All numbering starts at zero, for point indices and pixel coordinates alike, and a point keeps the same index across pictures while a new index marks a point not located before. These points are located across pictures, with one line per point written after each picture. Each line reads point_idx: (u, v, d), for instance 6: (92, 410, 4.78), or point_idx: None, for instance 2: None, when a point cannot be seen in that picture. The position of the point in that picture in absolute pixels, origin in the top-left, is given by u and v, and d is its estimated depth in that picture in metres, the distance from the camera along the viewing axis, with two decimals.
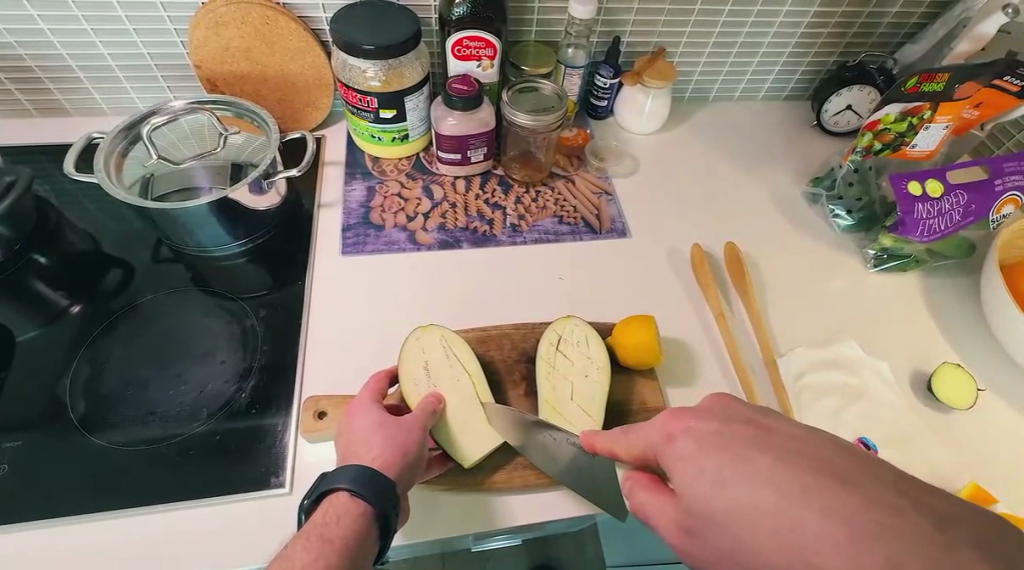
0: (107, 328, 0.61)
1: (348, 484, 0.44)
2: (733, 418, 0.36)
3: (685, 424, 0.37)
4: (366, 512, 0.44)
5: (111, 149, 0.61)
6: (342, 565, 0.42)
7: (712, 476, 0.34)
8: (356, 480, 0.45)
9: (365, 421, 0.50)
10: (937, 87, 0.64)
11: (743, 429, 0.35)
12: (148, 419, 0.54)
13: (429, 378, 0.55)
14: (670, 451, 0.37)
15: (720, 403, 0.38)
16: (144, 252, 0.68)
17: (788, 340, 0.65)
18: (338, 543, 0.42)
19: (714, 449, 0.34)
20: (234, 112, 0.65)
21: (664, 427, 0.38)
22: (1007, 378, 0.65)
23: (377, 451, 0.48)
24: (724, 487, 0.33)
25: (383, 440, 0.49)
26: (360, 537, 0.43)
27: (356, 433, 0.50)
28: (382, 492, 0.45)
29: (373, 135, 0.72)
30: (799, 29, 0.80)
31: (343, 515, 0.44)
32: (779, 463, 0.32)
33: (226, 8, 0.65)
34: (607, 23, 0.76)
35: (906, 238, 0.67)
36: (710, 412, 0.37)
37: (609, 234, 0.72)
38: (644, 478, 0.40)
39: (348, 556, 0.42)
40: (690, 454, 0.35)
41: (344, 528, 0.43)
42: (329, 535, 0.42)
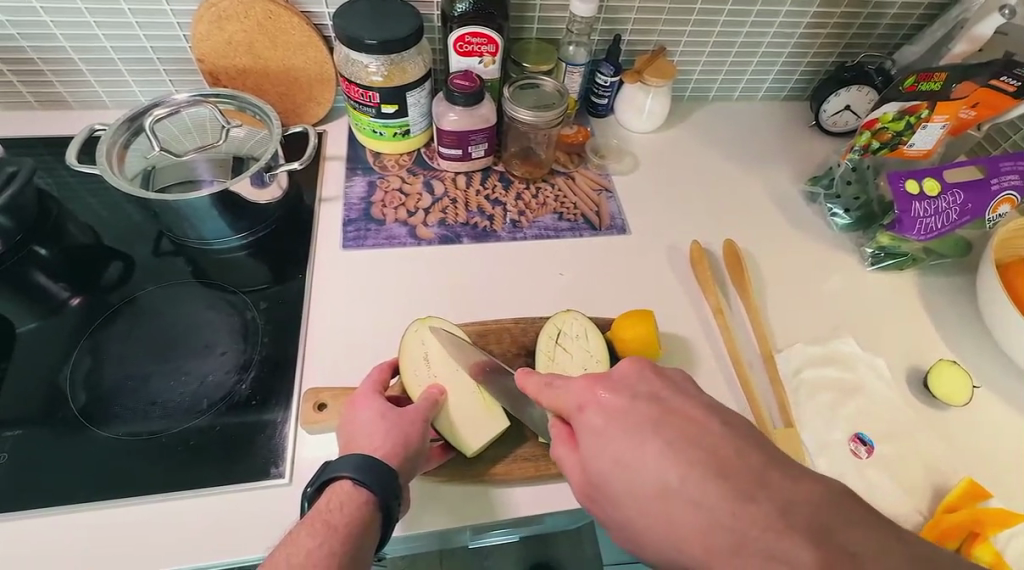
0: (107, 320, 0.61)
1: (353, 473, 0.45)
2: (644, 394, 0.39)
3: (606, 397, 0.39)
4: (370, 500, 0.45)
5: (114, 141, 0.61)
6: (347, 552, 0.42)
7: (614, 455, 0.36)
8: (360, 469, 0.45)
9: (366, 413, 0.51)
10: (935, 87, 0.65)
11: (646, 406, 0.37)
12: (150, 410, 0.55)
13: (430, 370, 0.55)
14: (580, 419, 0.39)
15: (640, 378, 0.40)
16: (145, 245, 0.68)
17: (786, 336, 0.66)
18: (344, 530, 0.43)
19: (619, 422, 0.37)
20: (236, 106, 0.66)
21: (596, 397, 0.39)
22: (1003, 375, 0.65)
23: (379, 442, 0.48)
24: (637, 467, 0.35)
25: (385, 431, 0.49)
26: (363, 525, 0.44)
27: (358, 424, 0.50)
28: (386, 481, 0.45)
29: (374, 130, 0.72)
30: (798, 29, 0.80)
31: (347, 503, 0.44)
32: (668, 439, 0.35)
33: (230, 2, 0.65)
34: (608, 22, 0.76)
35: (903, 236, 0.67)
36: (625, 387, 0.39)
37: (609, 230, 0.72)
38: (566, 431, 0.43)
39: (353, 543, 0.43)
40: (599, 427, 0.38)
41: (348, 516, 0.44)
42: (334, 522, 0.43)
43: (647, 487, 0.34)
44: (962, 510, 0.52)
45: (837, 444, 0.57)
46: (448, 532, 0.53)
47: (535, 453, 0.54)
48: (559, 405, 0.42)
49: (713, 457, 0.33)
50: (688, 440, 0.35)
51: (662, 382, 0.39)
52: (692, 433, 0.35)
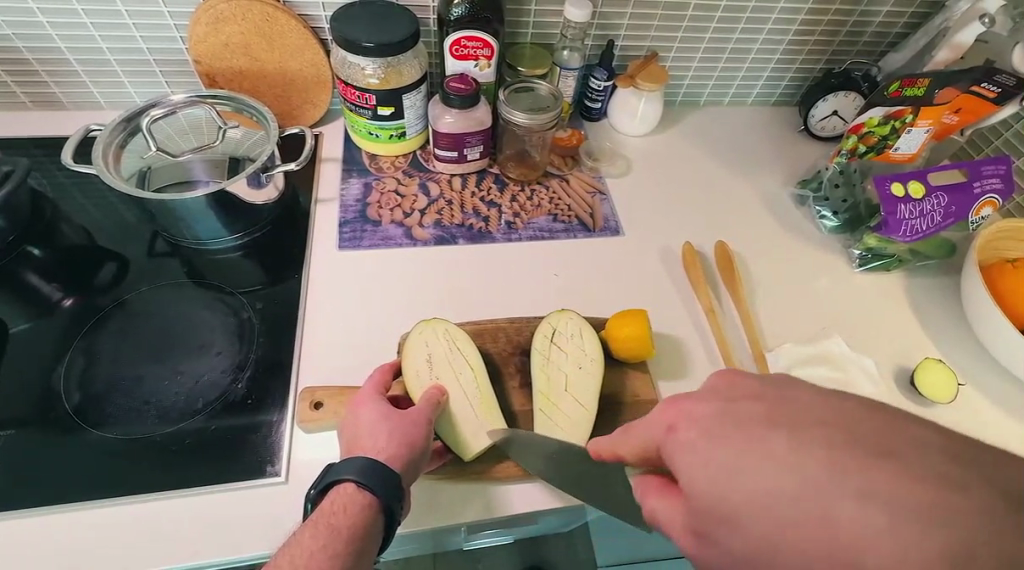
0: (100, 320, 0.61)
1: (356, 476, 0.45)
2: (739, 397, 0.34)
3: (702, 408, 0.34)
4: (373, 502, 0.45)
5: (110, 141, 0.61)
6: (348, 554, 0.43)
7: (722, 469, 0.31)
8: (363, 472, 0.45)
9: (370, 415, 0.51)
10: (919, 92, 0.67)
11: (753, 410, 0.32)
12: (145, 410, 0.54)
13: (431, 371, 0.56)
14: (671, 443, 0.34)
15: (720, 381, 0.36)
16: (140, 246, 0.68)
17: (776, 336, 0.67)
18: (346, 532, 0.43)
19: (723, 436, 0.32)
20: (233, 107, 0.66)
21: (695, 412, 0.34)
22: (987, 373, 0.67)
23: (382, 443, 0.49)
24: (756, 478, 0.29)
25: (387, 432, 0.49)
26: (366, 527, 0.44)
27: (361, 426, 0.50)
28: (388, 483, 0.45)
29: (370, 132, 0.73)
30: (787, 36, 0.82)
31: (351, 505, 0.45)
32: (793, 443, 0.29)
33: (227, 5, 0.66)
34: (601, 27, 0.77)
35: (890, 238, 0.69)
36: (711, 394, 0.35)
37: (603, 232, 0.73)
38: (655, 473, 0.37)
39: (354, 545, 0.43)
40: (697, 444, 0.32)
41: (351, 517, 0.44)
42: (336, 525, 0.44)
43: (795, 506, 0.28)
44: None
45: None
46: (445, 529, 0.53)
47: None
48: (640, 434, 0.37)
49: (874, 455, 0.28)
50: (821, 441, 0.29)
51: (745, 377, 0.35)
52: (829, 431, 0.29)
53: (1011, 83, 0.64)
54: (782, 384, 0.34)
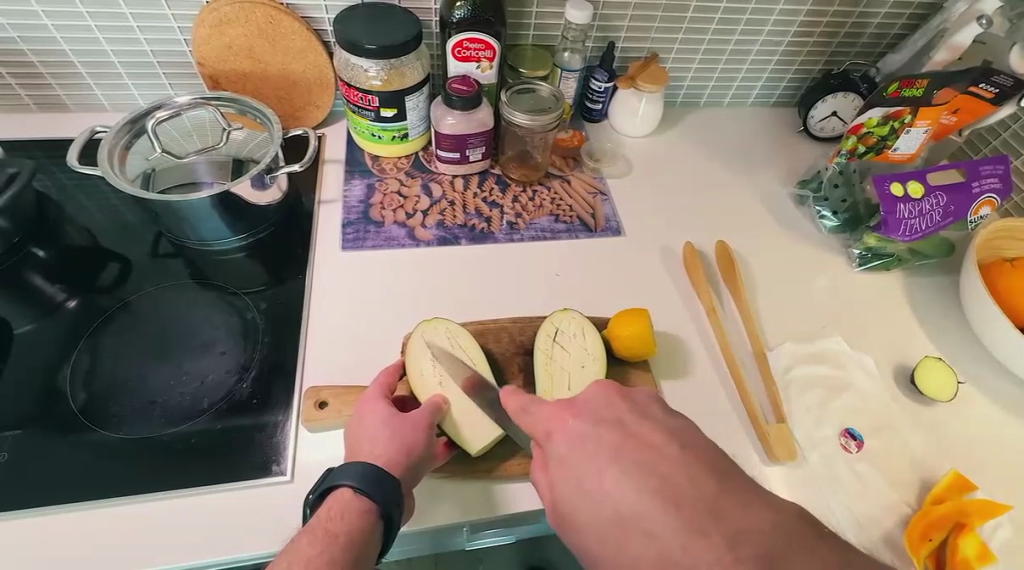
0: (105, 321, 0.61)
1: (353, 481, 0.46)
2: (608, 420, 0.40)
3: (574, 423, 0.41)
4: (371, 508, 0.45)
5: (115, 142, 0.61)
6: (348, 559, 0.43)
7: (574, 480, 0.38)
8: (362, 478, 0.46)
9: (374, 417, 0.51)
10: (916, 93, 0.67)
11: (610, 433, 0.39)
12: (150, 409, 0.55)
13: (437, 370, 0.56)
14: (548, 447, 0.41)
15: (606, 404, 0.42)
16: (144, 247, 0.68)
17: (777, 335, 0.67)
18: (344, 538, 0.43)
19: (585, 450, 0.39)
20: (237, 109, 0.66)
21: (569, 426, 0.41)
22: (986, 372, 0.67)
23: (382, 448, 0.49)
24: (597, 494, 0.36)
25: (389, 436, 0.50)
26: (364, 533, 0.44)
27: (364, 428, 0.51)
28: (387, 489, 0.46)
29: (373, 133, 0.73)
30: (786, 37, 0.83)
31: (348, 511, 0.45)
32: (629, 467, 0.36)
33: (230, 7, 0.66)
34: (602, 29, 0.78)
35: (889, 237, 0.69)
36: (590, 414, 0.41)
37: (604, 232, 0.74)
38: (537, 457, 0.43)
39: (354, 550, 0.43)
40: (562, 452, 0.40)
41: (349, 524, 0.44)
42: (334, 531, 0.44)
43: (616, 526, 0.34)
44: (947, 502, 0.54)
45: (826, 439, 0.59)
46: (451, 526, 0.54)
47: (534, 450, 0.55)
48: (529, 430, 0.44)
49: (670, 486, 0.34)
50: (647, 467, 0.36)
51: (623, 405, 0.41)
52: (654, 462, 0.36)
53: (1009, 84, 0.65)
54: (645, 417, 0.40)
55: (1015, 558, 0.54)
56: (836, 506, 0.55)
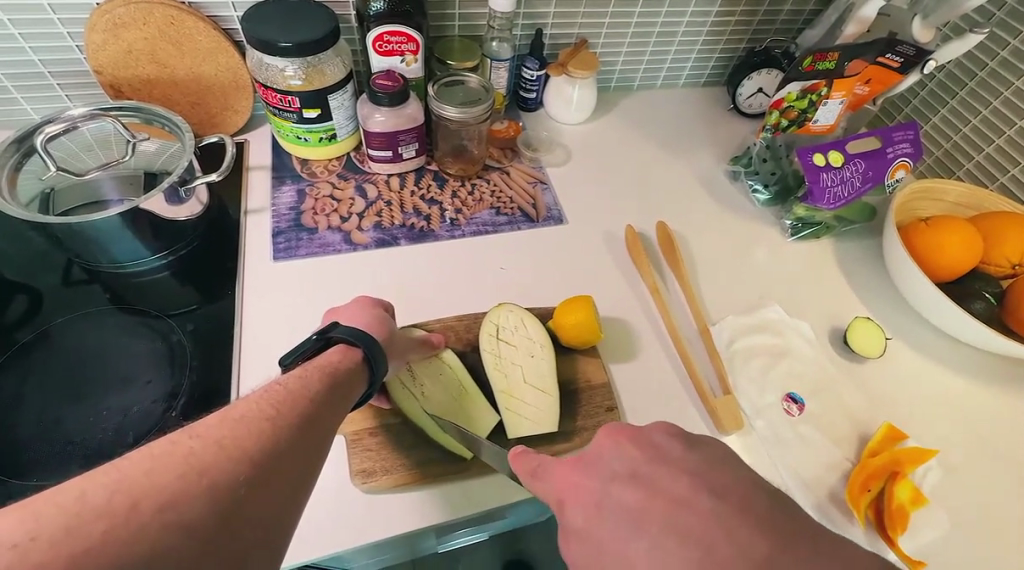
0: (10, 360, 0.56)
1: (344, 335, 0.47)
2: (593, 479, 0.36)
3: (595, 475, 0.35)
4: (359, 357, 0.47)
5: (2, 164, 0.56)
6: (334, 377, 0.43)
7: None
8: (352, 335, 0.47)
9: (349, 317, 0.52)
10: (830, 65, 0.70)
11: (624, 498, 0.33)
12: (67, 450, 0.51)
13: (416, 382, 0.55)
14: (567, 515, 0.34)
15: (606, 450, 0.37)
16: (53, 275, 0.63)
17: (719, 309, 0.69)
18: (332, 367, 0.44)
19: (606, 518, 0.32)
20: (142, 118, 0.62)
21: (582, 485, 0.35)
22: (913, 326, 0.71)
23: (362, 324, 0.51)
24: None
25: (364, 318, 0.52)
26: (351, 373, 0.45)
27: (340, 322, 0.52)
28: (373, 352, 0.47)
29: (298, 136, 0.70)
30: (709, 18, 0.84)
31: (339, 357, 0.46)
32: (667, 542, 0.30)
33: (125, 9, 0.61)
34: (528, 17, 0.77)
35: (816, 206, 0.72)
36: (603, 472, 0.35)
37: (546, 221, 0.73)
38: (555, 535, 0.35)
39: (340, 375, 0.44)
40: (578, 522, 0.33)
41: (339, 363, 0.45)
42: (327, 364, 0.44)
43: None
44: (883, 454, 0.57)
45: (771, 406, 0.61)
46: (414, 534, 0.52)
47: None
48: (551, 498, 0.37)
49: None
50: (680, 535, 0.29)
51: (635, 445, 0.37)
52: (686, 534, 0.29)
53: (912, 53, 0.68)
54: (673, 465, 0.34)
55: (945, 499, 0.58)
56: (784, 469, 0.57)
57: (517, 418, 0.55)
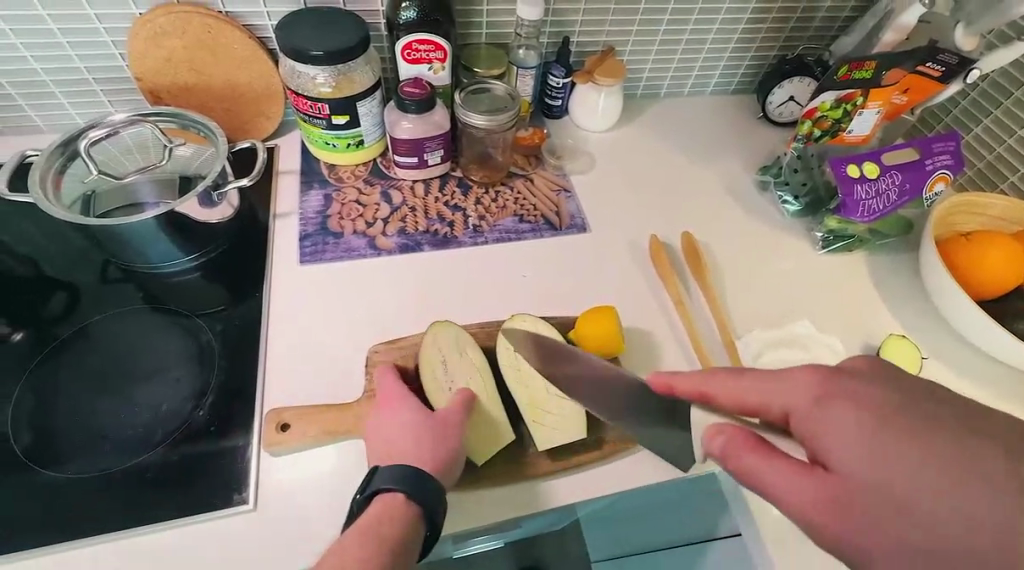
0: (50, 355, 0.58)
1: (395, 485, 0.46)
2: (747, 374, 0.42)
3: (807, 382, 0.39)
4: (415, 511, 0.46)
5: (47, 167, 0.58)
6: (393, 543, 0.44)
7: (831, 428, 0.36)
8: (403, 482, 0.46)
9: (401, 438, 0.50)
10: (866, 75, 0.68)
11: (845, 405, 0.37)
12: (101, 443, 0.53)
13: (446, 373, 0.56)
14: (816, 413, 0.37)
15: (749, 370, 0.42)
16: (91, 273, 0.65)
17: (745, 322, 0.67)
18: (388, 535, 0.44)
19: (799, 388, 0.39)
20: (178, 124, 0.64)
21: (795, 389, 0.39)
22: (951, 345, 0.68)
23: (416, 454, 0.49)
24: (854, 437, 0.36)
25: (418, 440, 0.50)
26: (408, 530, 0.45)
27: (391, 436, 0.51)
28: (427, 491, 0.46)
29: (327, 142, 0.71)
30: (739, 25, 0.83)
31: (395, 514, 0.45)
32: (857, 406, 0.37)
33: (165, 18, 0.63)
34: (555, 24, 0.77)
35: (849, 219, 0.70)
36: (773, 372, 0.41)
37: (569, 229, 0.73)
38: (741, 437, 0.38)
39: (395, 540, 0.44)
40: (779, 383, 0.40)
41: (394, 525, 0.44)
42: (384, 532, 0.44)
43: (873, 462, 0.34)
44: None
45: None
46: (430, 541, 0.52)
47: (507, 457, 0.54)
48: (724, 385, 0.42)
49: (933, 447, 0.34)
50: (915, 432, 0.35)
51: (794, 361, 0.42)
52: (929, 437, 0.34)
53: (954, 61, 0.66)
54: (882, 384, 0.37)
55: None
56: None
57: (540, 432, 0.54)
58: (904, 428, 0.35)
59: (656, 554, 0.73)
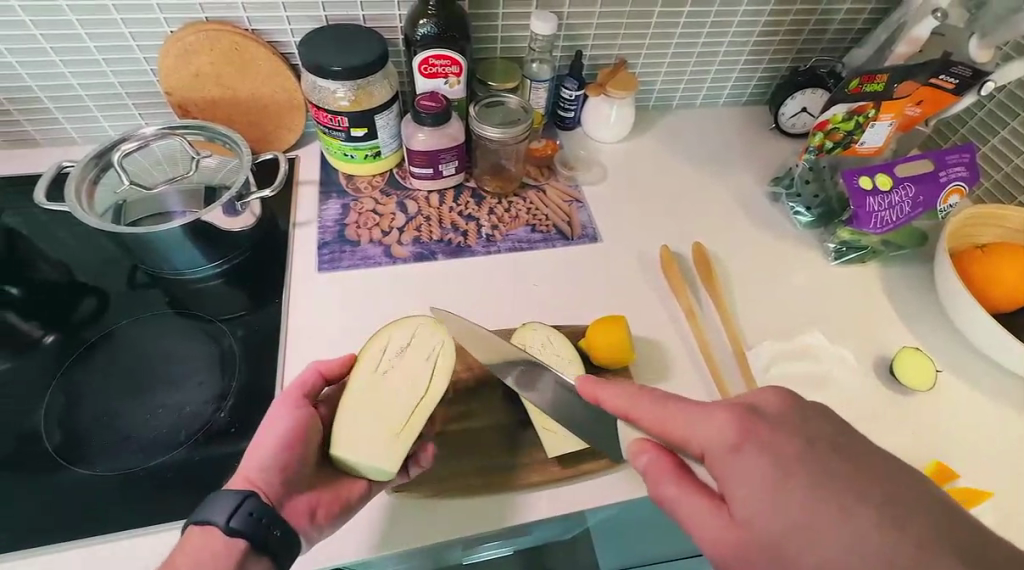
0: (81, 356, 0.61)
1: (222, 510, 0.43)
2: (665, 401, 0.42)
3: (729, 425, 0.38)
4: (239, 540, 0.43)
5: (82, 177, 0.61)
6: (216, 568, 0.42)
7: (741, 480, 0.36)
8: (230, 509, 0.43)
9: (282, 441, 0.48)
10: (879, 87, 0.68)
11: (759, 456, 0.36)
12: (127, 443, 0.55)
13: (383, 365, 0.54)
14: (731, 459, 0.37)
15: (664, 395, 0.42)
16: (119, 279, 0.68)
17: (756, 333, 0.67)
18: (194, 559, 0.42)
19: (714, 432, 0.38)
20: (205, 136, 0.67)
21: (719, 430, 0.38)
22: (967, 358, 0.67)
23: (262, 465, 0.47)
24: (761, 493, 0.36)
25: (278, 445, 0.48)
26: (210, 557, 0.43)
27: (285, 434, 0.49)
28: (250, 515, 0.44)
29: (346, 153, 0.74)
30: (751, 37, 0.84)
31: (194, 540, 0.43)
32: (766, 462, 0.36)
33: (194, 36, 0.66)
34: (569, 38, 0.79)
35: (862, 231, 0.70)
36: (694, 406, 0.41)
37: (581, 239, 0.74)
38: (666, 460, 0.41)
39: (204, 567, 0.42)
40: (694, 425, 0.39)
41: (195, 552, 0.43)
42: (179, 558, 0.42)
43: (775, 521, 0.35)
44: None
45: None
46: (442, 545, 0.53)
47: (517, 463, 0.55)
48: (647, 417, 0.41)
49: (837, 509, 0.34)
50: (824, 489, 0.35)
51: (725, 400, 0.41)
52: (839, 497, 0.34)
53: (968, 74, 0.66)
54: (795, 435, 0.37)
55: None
56: None
57: (549, 437, 0.56)
58: (808, 490, 0.35)
59: (664, 563, 0.76)
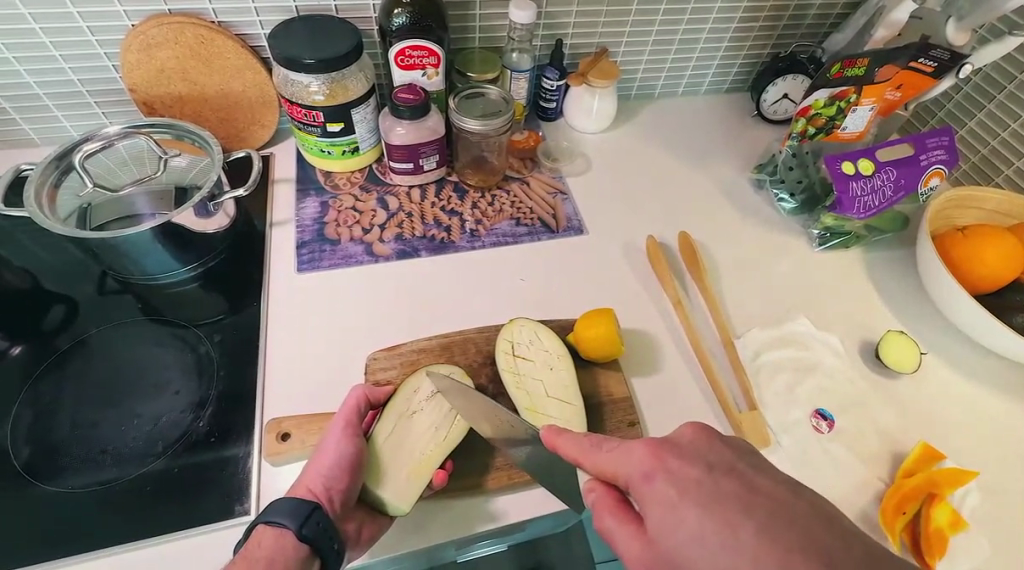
0: (49, 368, 0.58)
1: (287, 519, 0.44)
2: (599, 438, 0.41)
3: (642, 452, 0.37)
4: (305, 551, 0.44)
5: (42, 181, 0.59)
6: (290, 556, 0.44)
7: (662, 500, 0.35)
8: (296, 517, 0.44)
9: (337, 466, 0.49)
10: (859, 72, 0.68)
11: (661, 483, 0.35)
12: (101, 458, 0.52)
13: (412, 407, 0.54)
14: (646, 487, 0.36)
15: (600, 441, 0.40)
16: (88, 286, 0.65)
17: (744, 320, 0.67)
18: (263, 561, 0.43)
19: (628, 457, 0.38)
20: (173, 135, 0.64)
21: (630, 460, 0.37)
22: (949, 340, 0.68)
23: (320, 482, 0.47)
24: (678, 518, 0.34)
25: (337, 466, 0.48)
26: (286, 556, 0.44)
27: (333, 460, 0.49)
28: (321, 527, 0.44)
29: (322, 149, 0.71)
30: (732, 24, 0.83)
31: (263, 538, 0.44)
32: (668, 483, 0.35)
33: (157, 29, 0.63)
34: (548, 27, 0.77)
35: (845, 215, 0.70)
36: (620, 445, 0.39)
37: (566, 232, 0.73)
38: (609, 495, 0.39)
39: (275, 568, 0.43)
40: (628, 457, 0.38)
41: (265, 549, 0.44)
42: (251, 556, 0.43)
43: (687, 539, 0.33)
44: (918, 474, 0.55)
45: (799, 423, 0.59)
46: (432, 548, 0.52)
47: (508, 461, 0.54)
48: (605, 467, 0.39)
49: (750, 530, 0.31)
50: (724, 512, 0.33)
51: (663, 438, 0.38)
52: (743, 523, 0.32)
53: (946, 57, 0.66)
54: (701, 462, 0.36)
55: (986, 524, 0.55)
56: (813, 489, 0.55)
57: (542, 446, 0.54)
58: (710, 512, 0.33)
59: None
